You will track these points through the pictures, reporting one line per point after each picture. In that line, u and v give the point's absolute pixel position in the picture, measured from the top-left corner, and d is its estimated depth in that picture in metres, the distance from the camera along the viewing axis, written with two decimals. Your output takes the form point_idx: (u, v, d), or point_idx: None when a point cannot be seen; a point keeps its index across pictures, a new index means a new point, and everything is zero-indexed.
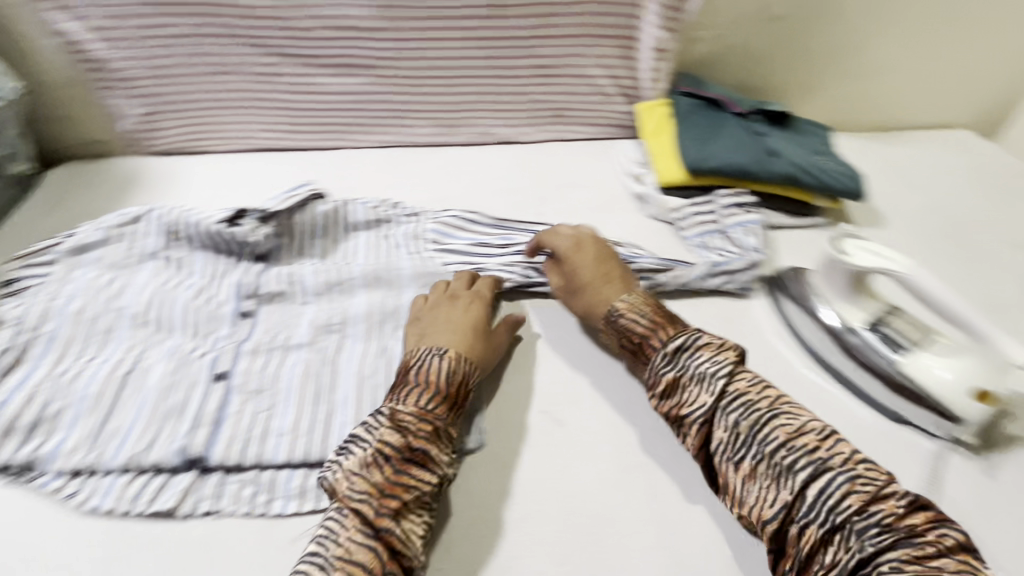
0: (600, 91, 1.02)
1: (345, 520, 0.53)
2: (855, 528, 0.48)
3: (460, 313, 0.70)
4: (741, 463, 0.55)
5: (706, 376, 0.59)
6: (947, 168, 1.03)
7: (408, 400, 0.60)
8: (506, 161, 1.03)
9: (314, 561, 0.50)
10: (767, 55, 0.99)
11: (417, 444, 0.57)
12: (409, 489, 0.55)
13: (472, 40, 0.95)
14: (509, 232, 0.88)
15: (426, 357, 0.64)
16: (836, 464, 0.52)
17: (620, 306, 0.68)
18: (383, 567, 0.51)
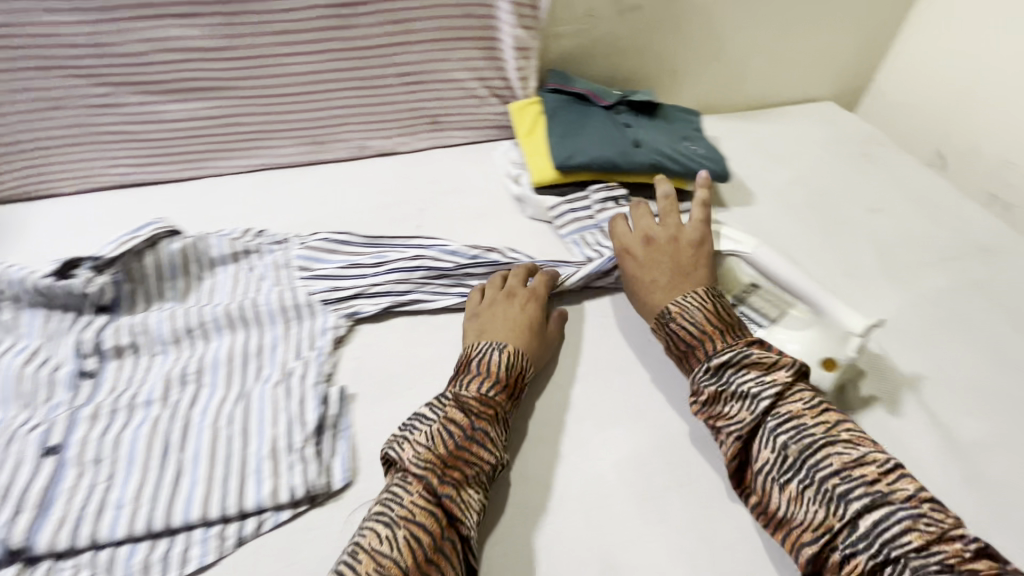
0: (471, 94, 0.99)
1: (409, 486, 0.55)
2: (910, 563, 0.48)
3: (513, 311, 0.72)
4: (787, 484, 0.55)
5: (749, 395, 0.59)
6: (812, 140, 1.07)
7: (469, 386, 0.63)
8: (385, 174, 0.99)
9: (380, 521, 0.53)
10: (630, 45, 1.00)
11: (478, 426, 0.60)
12: (469, 463, 0.58)
13: (326, 54, 0.89)
14: (383, 249, 0.84)
15: (488, 350, 0.67)
16: (896, 500, 0.51)
17: (671, 312, 0.67)
18: (441, 533, 0.53)
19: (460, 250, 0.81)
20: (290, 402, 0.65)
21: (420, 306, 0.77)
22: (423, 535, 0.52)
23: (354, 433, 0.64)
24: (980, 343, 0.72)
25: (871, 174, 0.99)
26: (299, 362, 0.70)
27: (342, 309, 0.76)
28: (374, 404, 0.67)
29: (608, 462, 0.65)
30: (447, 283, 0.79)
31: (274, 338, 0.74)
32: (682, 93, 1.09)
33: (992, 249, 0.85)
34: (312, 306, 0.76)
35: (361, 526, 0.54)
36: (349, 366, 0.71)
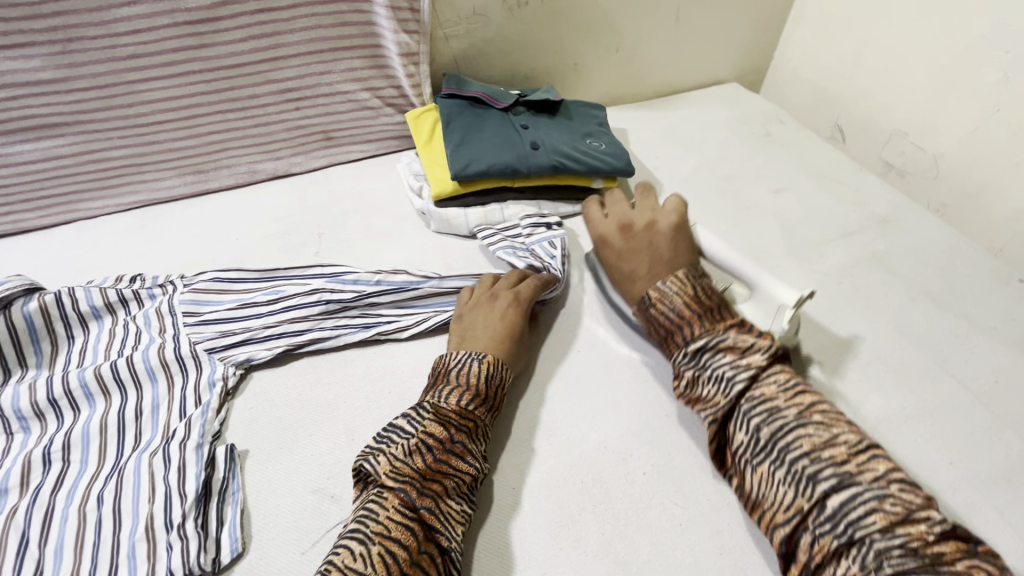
0: (363, 106, 0.93)
1: (384, 500, 0.51)
2: (874, 544, 0.45)
3: (494, 315, 0.66)
4: (759, 466, 0.52)
5: (723, 378, 0.56)
6: (718, 123, 1.07)
7: (449, 397, 0.58)
8: (279, 198, 0.92)
9: (354, 538, 0.49)
10: (525, 42, 0.96)
11: (458, 437, 0.55)
12: (448, 476, 0.53)
13: (189, 76, 0.81)
14: (279, 283, 0.77)
15: (466, 360, 0.61)
16: (866, 481, 0.47)
17: (650, 297, 0.63)
18: (418, 547, 0.49)
19: (362, 277, 0.75)
20: (169, 473, 0.58)
21: (317, 343, 0.71)
22: (398, 552, 0.47)
23: (245, 497, 0.59)
24: (884, 316, 0.72)
25: (775, 153, 0.99)
26: (181, 423, 0.63)
27: (229, 356, 0.70)
28: (267, 459, 0.62)
29: (522, 491, 0.58)
30: (347, 315, 0.74)
31: (154, 398, 0.66)
32: (585, 88, 1.07)
33: (889, 219, 0.86)
34: (196, 356, 0.69)
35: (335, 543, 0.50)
36: (242, 419, 0.66)
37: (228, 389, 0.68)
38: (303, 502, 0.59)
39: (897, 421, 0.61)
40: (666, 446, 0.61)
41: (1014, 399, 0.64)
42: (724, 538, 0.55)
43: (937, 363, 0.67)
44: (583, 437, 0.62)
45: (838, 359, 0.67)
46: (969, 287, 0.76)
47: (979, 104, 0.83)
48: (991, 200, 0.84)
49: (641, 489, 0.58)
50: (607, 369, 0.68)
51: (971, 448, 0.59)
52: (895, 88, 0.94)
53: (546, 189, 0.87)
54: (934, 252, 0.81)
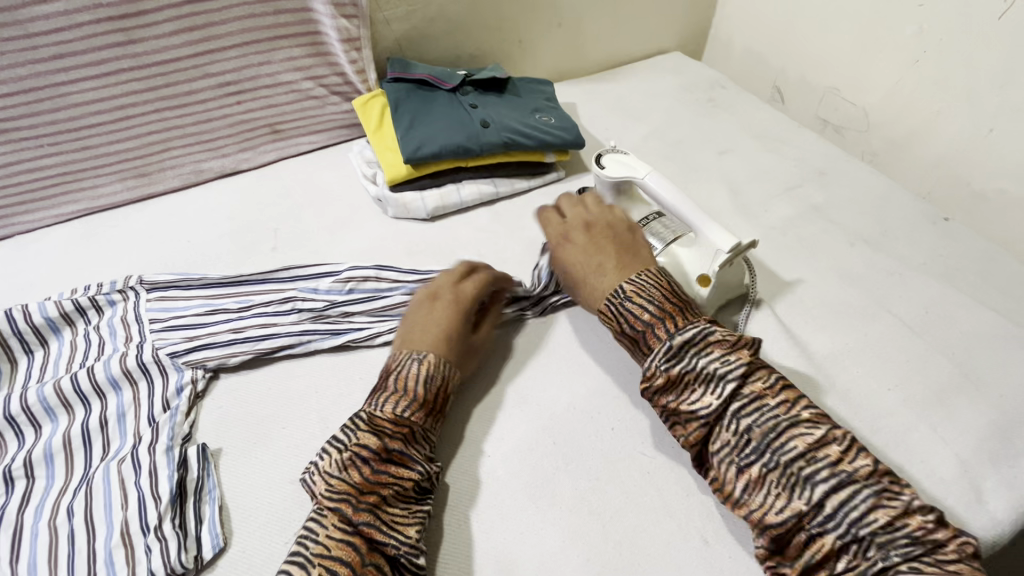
0: (308, 95, 0.91)
1: (323, 519, 0.50)
2: (875, 539, 0.46)
3: (434, 316, 0.64)
4: (748, 468, 0.51)
5: (714, 376, 0.54)
6: (664, 91, 1.09)
7: (384, 405, 0.56)
8: (228, 196, 0.89)
9: (295, 562, 0.48)
10: (467, 21, 0.96)
11: (395, 445, 0.54)
12: (388, 485, 0.52)
13: (117, 75, 0.78)
14: (245, 292, 0.76)
15: (407, 363, 0.60)
16: (861, 477, 0.48)
17: (625, 288, 0.60)
18: (363, 561, 0.48)
19: (333, 287, 0.75)
20: (142, 479, 0.57)
21: (288, 349, 0.70)
22: (340, 569, 0.47)
23: (220, 494, 0.59)
24: (826, 262, 0.77)
25: (718, 117, 1.03)
26: (151, 428, 0.62)
27: (197, 362, 0.69)
28: (241, 456, 0.62)
29: (496, 458, 0.60)
30: (318, 321, 0.73)
31: (120, 407, 0.64)
32: (532, 64, 1.08)
33: (827, 172, 0.91)
34: (161, 362, 0.67)
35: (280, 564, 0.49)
36: (212, 420, 0.65)
37: (196, 391, 0.67)
38: (283, 493, 0.59)
39: (840, 356, 0.66)
40: (632, 403, 0.64)
41: (943, 326, 0.69)
42: (690, 480, 0.58)
43: (874, 301, 0.72)
44: (553, 401, 0.64)
45: (787, 306, 0.71)
46: (901, 229, 0.81)
47: (898, 56, 0.87)
48: (914, 146, 0.90)
49: (610, 444, 0.61)
50: (573, 336, 0.71)
51: (905, 373, 0.64)
52: (823, 46, 0.98)
53: (500, 166, 0.87)
54: (868, 200, 0.86)
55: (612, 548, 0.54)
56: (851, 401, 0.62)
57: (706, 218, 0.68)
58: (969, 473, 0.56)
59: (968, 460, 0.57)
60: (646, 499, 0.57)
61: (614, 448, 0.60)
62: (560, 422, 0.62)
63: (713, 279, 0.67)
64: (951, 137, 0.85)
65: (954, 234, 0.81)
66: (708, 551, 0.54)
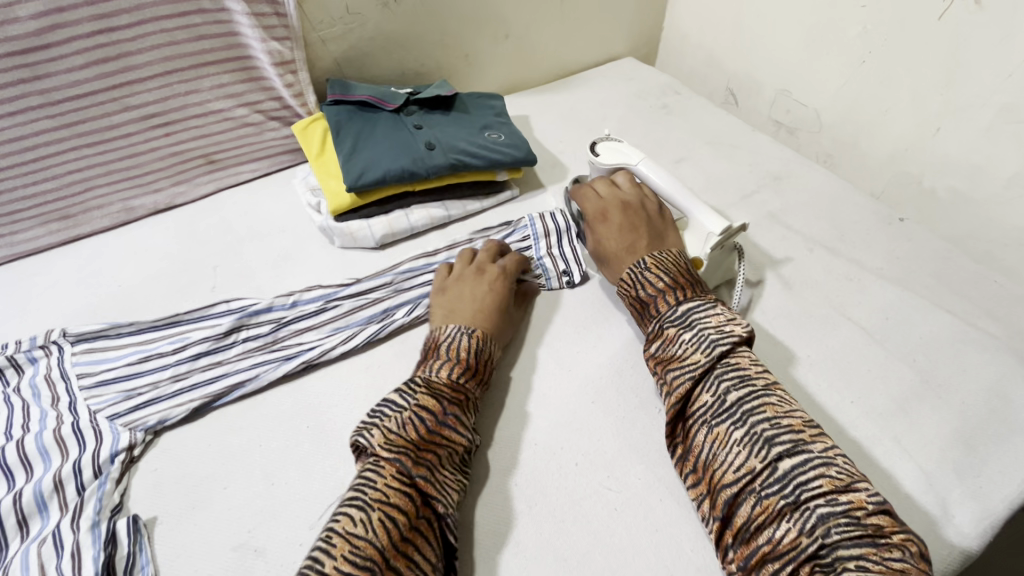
0: (243, 122, 0.87)
1: (381, 468, 0.49)
2: (818, 510, 0.44)
3: (475, 290, 0.67)
4: (717, 427, 0.51)
5: (704, 338, 0.55)
6: (618, 100, 1.07)
7: (439, 370, 0.58)
8: (163, 233, 0.84)
9: (353, 505, 0.47)
10: (408, 38, 0.93)
11: (451, 411, 0.55)
12: (442, 447, 0.53)
13: (26, 113, 0.72)
14: (182, 330, 0.71)
15: (455, 335, 0.61)
16: (816, 448, 0.47)
17: (647, 261, 0.63)
18: (417, 513, 0.48)
19: (276, 303, 0.72)
20: (56, 561, 0.51)
21: (233, 384, 0.65)
22: (399, 517, 0.47)
23: (155, 569, 0.53)
24: (785, 271, 0.75)
25: (673, 124, 1.01)
26: (76, 498, 0.56)
27: (137, 422, 0.62)
28: (178, 524, 0.56)
29: None
30: (266, 346, 0.69)
31: (37, 482, 0.56)
32: (481, 78, 1.05)
33: (782, 176, 0.90)
34: (96, 427, 0.61)
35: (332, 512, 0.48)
36: (147, 484, 0.59)
37: (131, 454, 0.61)
38: (224, 562, 0.53)
39: (802, 369, 0.65)
40: (597, 434, 0.61)
41: (902, 332, 0.68)
42: (658, 515, 0.55)
43: (834, 309, 0.71)
44: (513, 438, 0.60)
45: (750, 319, 0.70)
46: (856, 232, 0.81)
47: (846, 56, 0.87)
48: (865, 145, 0.90)
49: (574, 482, 0.57)
50: (533, 364, 0.67)
51: (867, 384, 0.63)
52: (771, 49, 0.98)
53: (450, 188, 0.84)
54: (824, 203, 0.86)
55: None
56: (816, 416, 0.61)
57: (696, 202, 0.70)
58: (934, 486, 0.55)
59: (932, 472, 0.56)
60: (615, 540, 0.53)
61: (579, 484, 0.57)
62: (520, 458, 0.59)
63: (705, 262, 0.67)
64: (899, 135, 0.85)
65: (908, 234, 0.81)
66: None
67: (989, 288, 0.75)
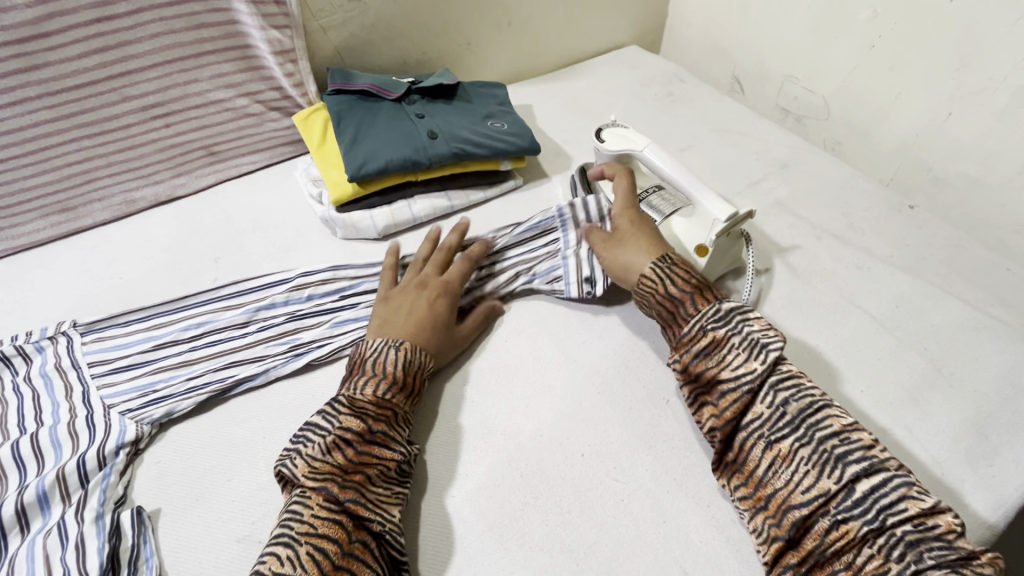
0: (244, 113, 0.86)
1: (307, 499, 0.48)
2: (905, 537, 0.43)
3: (411, 297, 0.65)
4: (779, 442, 0.49)
5: (758, 345, 0.53)
6: (622, 88, 1.06)
7: (364, 387, 0.56)
8: (163, 224, 0.83)
9: (280, 542, 0.46)
10: (410, 27, 0.91)
11: (378, 427, 0.54)
12: (373, 466, 0.52)
13: (25, 104, 0.71)
14: (191, 319, 0.70)
15: (382, 349, 0.59)
16: (892, 466, 0.47)
17: (673, 258, 0.61)
18: (349, 537, 0.47)
19: (292, 294, 0.72)
20: (60, 553, 0.50)
21: (239, 376, 0.65)
22: (327, 545, 0.46)
23: (160, 561, 0.53)
24: (794, 259, 0.74)
25: (679, 113, 1.00)
26: (80, 490, 0.55)
27: (143, 414, 0.61)
28: (182, 516, 0.56)
29: (463, 498, 0.55)
30: (275, 339, 0.68)
31: (44, 476, 0.55)
32: (483, 67, 1.04)
33: (789, 163, 0.89)
34: (108, 421, 0.61)
35: (261, 553, 0.47)
36: (150, 475, 0.59)
37: (136, 445, 0.60)
38: (228, 554, 0.53)
39: (811, 358, 0.64)
40: (604, 425, 0.60)
41: (914, 320, 0.67)
42: (665, 506, 0.54)
43: (843, 297, 0.70)
44: (518, 429, 0.60)
45: (760, 310, 0.69)
46: (865, 220, 0.79)
47: (855, 41, 0.85)
48: (875, 132, 0.88)
49: (581, 473, 0.56)
50: (537, 355, 0.66)
51: (877, 374, 0.62)
52: (777, 34, 0.97)
53: (453, 177, 0.83)
54: (832, 191, 0.84)
55: None
56: None
57: (703, 188, 0.67)
58: (948, 476, 0.54)
59: (944, 461, 0.55)
60: (622, 529, 0.53)
61: (585, 474, 0.56)
62: (527, 447, 0.58)
63: (709, 251, 0.66)
64: (911, 120, 0.83)
65: (918, 222, 0.80)
66: None
67: (1002, 276, 0.73)
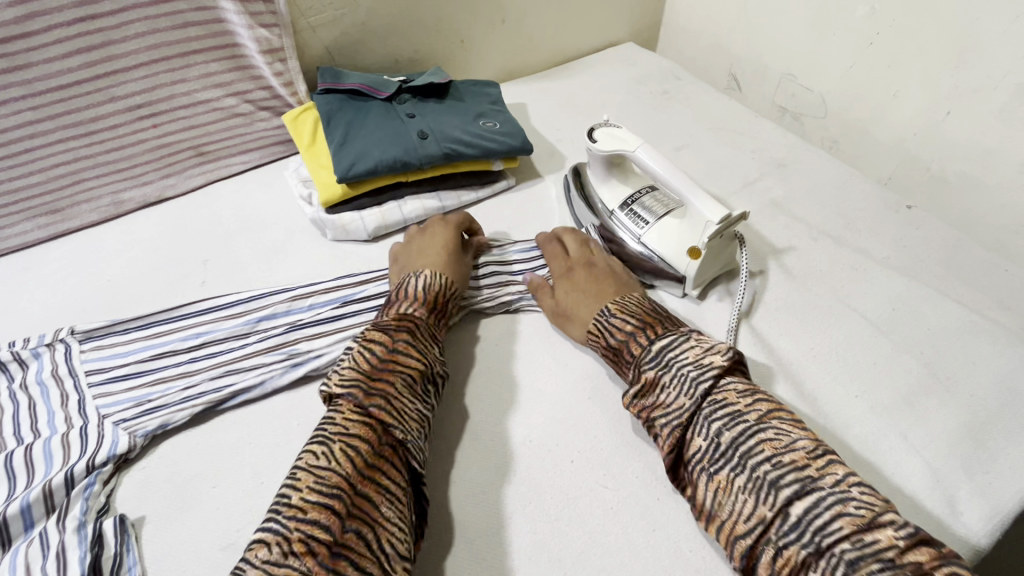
0: (232, 112, 0.85)
1: (337, 407, 0.50)
2: (845, 556, 0.41)
3: (429, 241, 0.70)
4: (717, 475, 0.48)
5: (687, 377, 0.52)
6: (618, 86, 1.05)
7: (389, 310, 0.60)
8: (152, 226, 0.82)
9: (315, 442, 0.48)
10: (401, 24, 0.90)
11: (400, 339, 0.56)
12: (397, 373, 0.53)
13: (7, 105, 0.70)
14: (184, 325, 0.69)
15: (408, 278, 0.63)
16: (827, 484, 0.44)
17: (610, 308, 0.61)
18: (380, 439, 0.48)
19: (284, 299, 0.71)
20: (39, 565, 0.49)
21: (227, 382, 0.64)
22: (359, 443, 0.47)
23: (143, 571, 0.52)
24: (789, 261, 0.73)
25: (674, 111, 0.99)
26: (64, 501, 0.54)
27: (136, 426, 0.60)
28: (167, 524, 0.55)
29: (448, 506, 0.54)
30: (264, 342, 0.67)
31: (28, 492, 0.53)
32: (477, 65, 1.03)
33: (786, 163, 0.88)
34: (101, 431, 0.60)
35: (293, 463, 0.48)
36: (136, 483, 0.58)
37: (126, 455, 0.59)
38: (212, 563, 0.52)
39: (805, 362, 0.63)
40: (594, 431, 0.59)
41: (910, 323, 0.66)
42: (655, 514, 0.53)
43: (839, 299, 0.69)
44: (507, 435, 0.59)
45: (755, 315, 0.68)
46: (862, 220, 0.78)
47: (852, 38, 0.84)
48: (873, 130, 0.87)
49: (570, 479, 0.56)
50: (528, 360, 0.66)
51: (872, 378, 0.61)
52: (774, 32, 0.95)
53: (444, 178, 0.82)
54: (828, 190, 0.83)
55: None
56: (819, 410, 0.59)
57: (696, 189, 0.66)
58: (942, 483, 0.53)
59: (939, 468, 0.54)
60: (610, 537, 0.52)
61: (574, 480, 0.55)
62: (515, 453, 0.57)
63: (702, 253, 0.65)
64: (909, 118, 0.82)
65: (916, 222, 0.78)
66: None
67: (1000, 277, 0.72)
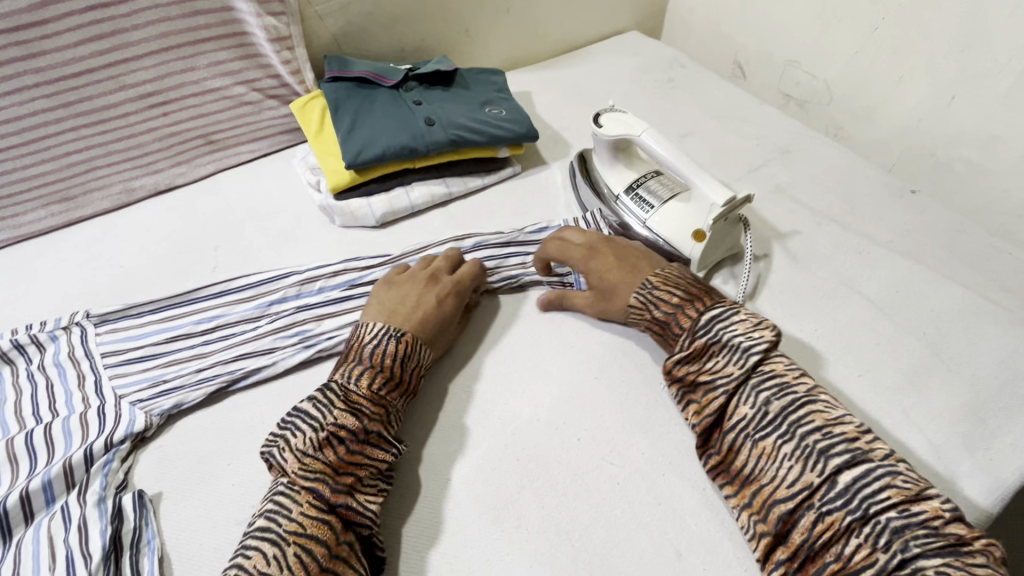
0: (241, 101, 0.86)
1: (297, 496, 0.49)
2: (891, 524, 0.43)
3: (414, 297, 0.63)
4: (762, 441, 0.50)
5: (739, 347, 0.54)
6: (622, 74, 1.05)
7: (359, 379, 0.55)
8: (163, 213, 0.83)
9: (265, 539, 0.46)
10: (407, 13, 0.91)
11: (372, 426, 0.53)
12: (365, 467, 0.52)
13: (21, 93, 0.71)
14: (197, 309, 0.70)
15: (381, 337, 0.58)
16: (877, 456, 0.46)
17: (653, 280, 0.61)
18: (338, 539, 0.47)
19: (294, 283, 0.72)
20: (63, 537, 0.51)
21: (240, 364, 0.65)
22: (316, 547, 0.46)
23: (162, 543, 0.53)
24: (793, 245, 0.74)
25: (679, 98, 0.99)
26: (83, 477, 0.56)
27: (153, 405, 0.62)
28: (184, 500, 0.56)
29: (458, 481, 0.55)
30: (275, 325, 0.69)
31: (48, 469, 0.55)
32: (482, 54, 1.03)
33: (791, 149, 0.88)
34: (118, 412, 0.61)
35: (244, 544, 0.47)
36: (152, 461, 0.59)
37: (143, 434, 0.60)
38: (228, 536, 0.54)
39: (809, 343, 0.64)
40: (601, 410, 0.60)
41: (913, 305, 0.67)
42: (660, 488, 0.55)
43: (842, 282, 0.69)
44: (515, 414, 0.60)
45: (760, 297, 0.68)
46: (867, 206, 0.79)
47: (857, 25, 0.84)
48: (879, 117, 0.87)
49: (577, 456, 0.57)
50: (535, 342, 0.66)
51: (875, 358, 0.62)
52: (780, 19, 0.95)
53: (450, 165, 0.83)
54: (833, 176, 0.83)
55: (582, 569, 0.50)
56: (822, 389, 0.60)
57: (702, 172, 0.67)
58: (944, 458, 0.54)
59: (941, 444, 0.55)
60: (617, 511, 0.53)
61: (581, 457, 0.57)
62: (524, 432, 0.59)
63: (708, 235, 0.66)
64: (914, 105, 0.82)
65: (920, 207, 0.79)
66: (681, 563, 0.50)
67: (1004, 260, 0.73)
